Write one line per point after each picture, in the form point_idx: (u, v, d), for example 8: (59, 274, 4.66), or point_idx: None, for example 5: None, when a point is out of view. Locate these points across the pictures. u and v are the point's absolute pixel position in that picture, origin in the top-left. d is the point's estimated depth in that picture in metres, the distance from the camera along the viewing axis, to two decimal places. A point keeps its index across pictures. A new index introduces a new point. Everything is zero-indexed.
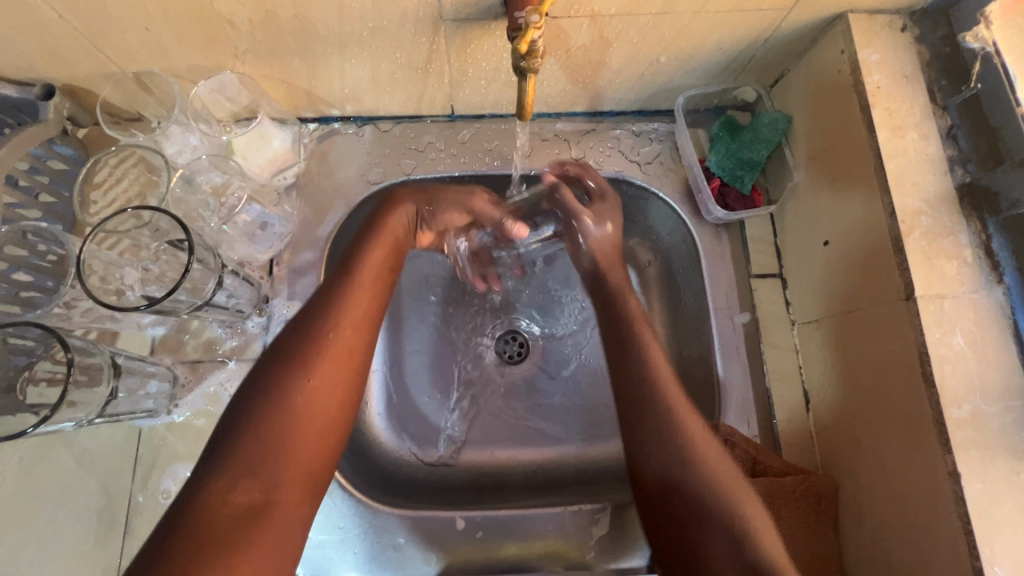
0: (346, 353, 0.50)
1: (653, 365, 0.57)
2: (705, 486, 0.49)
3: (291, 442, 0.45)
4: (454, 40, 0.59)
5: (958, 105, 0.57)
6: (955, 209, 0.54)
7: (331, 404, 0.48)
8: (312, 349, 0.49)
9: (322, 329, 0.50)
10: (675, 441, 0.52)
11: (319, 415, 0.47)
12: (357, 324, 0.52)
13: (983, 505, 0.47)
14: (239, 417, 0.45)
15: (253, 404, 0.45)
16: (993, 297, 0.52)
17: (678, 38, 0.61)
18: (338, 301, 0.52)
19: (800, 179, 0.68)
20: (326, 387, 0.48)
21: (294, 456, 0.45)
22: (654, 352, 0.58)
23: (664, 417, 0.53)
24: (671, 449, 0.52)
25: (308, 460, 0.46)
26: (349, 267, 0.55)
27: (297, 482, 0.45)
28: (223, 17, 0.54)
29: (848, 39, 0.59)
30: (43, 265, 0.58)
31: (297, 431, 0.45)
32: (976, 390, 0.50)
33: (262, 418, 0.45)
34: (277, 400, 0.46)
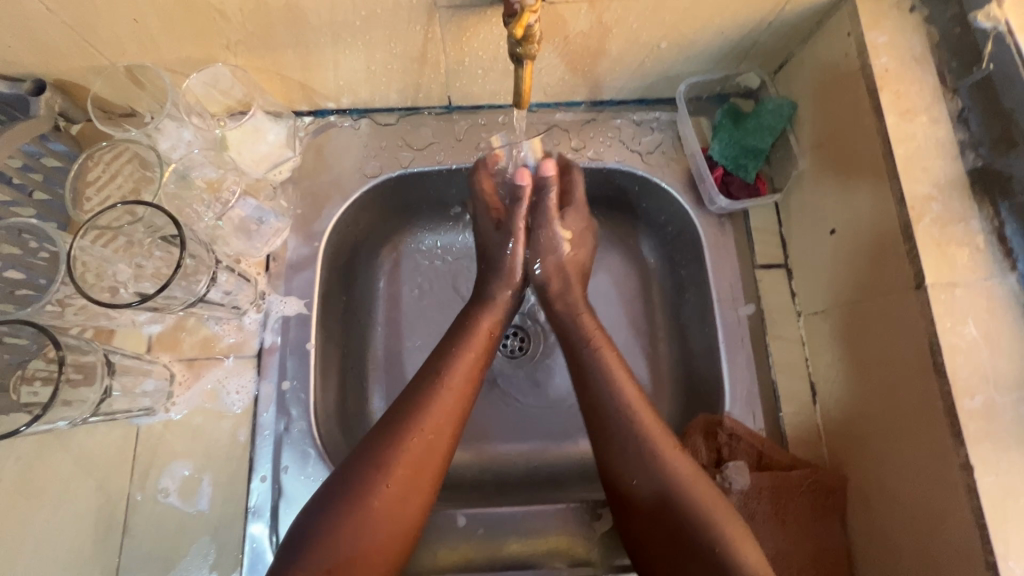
0: (441, 435, 0.53)
1: (627, 403, 0.57)
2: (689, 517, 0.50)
3: (383, 518, 0.49)
4: (450, 28, 0.57)
5: (969, 87, 0.55)
6: (966, 195, 0.53)
7: (413, 496, 0.51)
8: (417, 427, 0.52)
9: (427, 409, 0.54)
10: (658, 479, 0.52)
11: (413, 494, 0.51)
12: (451, 402, 0.55)
13: (997, 499, 0.46)
14: (337, 494, 0.49)
15: (355, 483, 0.49)
16: (1006, 285, 0.50)
17: (679, 23, 0.59)
18: (434, 398, 0.55)
19: (806, 167, 0.66)
20: (423, 468, 0.52)
21: (385, 528, 0.49)
22: (631, 400, 0.57)
23: (640, 448, 0.54)
24: (652, 485, 0.52)
25: (395, 528, 0.50)
26: (441, 366, 0.57)
27: (385, 552, 0.49)
28: (211, 6, 0.52)
29: (855, 21, 0.58)
30: (36, 263, 0.57)
31: (387, 505, 0.49)
32: (989, 381, 0.48)
33: (358, 496, 0.49)
34: (376, 478, 0.49)
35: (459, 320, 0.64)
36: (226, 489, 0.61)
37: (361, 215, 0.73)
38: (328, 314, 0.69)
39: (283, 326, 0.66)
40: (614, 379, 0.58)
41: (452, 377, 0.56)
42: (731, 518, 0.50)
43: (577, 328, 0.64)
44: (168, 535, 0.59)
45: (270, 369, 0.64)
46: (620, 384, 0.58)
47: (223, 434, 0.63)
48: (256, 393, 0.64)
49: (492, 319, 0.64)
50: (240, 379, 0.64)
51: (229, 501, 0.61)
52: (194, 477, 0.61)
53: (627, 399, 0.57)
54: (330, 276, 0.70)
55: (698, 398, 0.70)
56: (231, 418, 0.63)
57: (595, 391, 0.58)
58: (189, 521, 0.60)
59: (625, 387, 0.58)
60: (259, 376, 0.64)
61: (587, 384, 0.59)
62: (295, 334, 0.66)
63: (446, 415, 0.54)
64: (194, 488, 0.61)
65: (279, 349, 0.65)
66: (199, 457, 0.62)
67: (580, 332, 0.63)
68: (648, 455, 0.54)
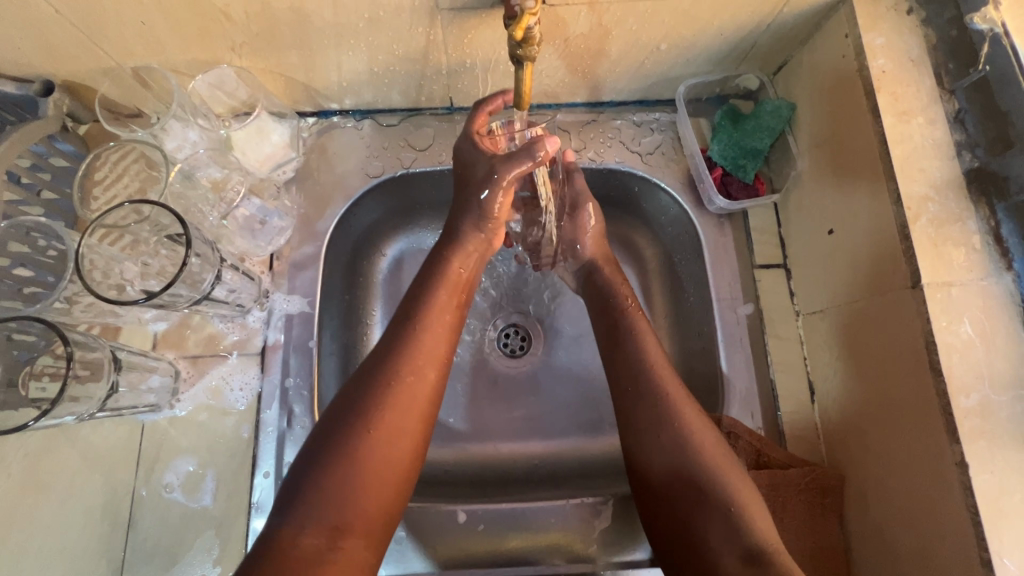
0: (421, 385, 0.52)
1: (653, 373, 0.57)
2: (704, 482, 0.50)
3: (369, 471, 0.47)
4: (452, 30, 0.58)
5: (965, 88, 0.56)
6: (962, 195, 0.53)
7: (401, 445, 0.49)
8: (399, 375, 0.51)
9: (406, 357, 0.52)
10: (675, 442, 0.53)
11: (396, 443, 0.49)
12: (428, 351, 0.54)
13: (993, 496, 0.46)
14: (319, 445, 0.48)
15: (337, 434, 0.48)
16: (1002, 284, 0.51)
17: (679, 25, 0.60)
18: (413, 344, 0.54)
19: (803, 168, 0.67)
20: (404, 419, 0.50)
21: (376, 482, 0.47)
22: (656, 364, 0.58)
23: (666, 419, 0.54)
24: (671, 450, 0.52)
25: (384, 484, 0.48)
26: (413, 307, 0.56)
27: (376, 508, 0.47)
28: (218, 9, 0.53)
29: (852, 23, 0.58)
30: (45, 261, 0.59)
31: (375, 457, 0.48)
32: (985, 379, 0.49)
33: (340, 446, 0.47)
34: (355, 427, 0.48)
35: (425, 265, 0.61)
36: (231, 485, 0.62)
37: (363, 214, 0.74)
38: (330, 312, 0.70)
39: (287, 324, 0.67)
40: (642, 347, 0.59)
41: (425, 321, 0.55)
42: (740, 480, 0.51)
43: (615, 295, 0.65)
44: (172, 530, 0.60)
45: (274, 365, 0.65)
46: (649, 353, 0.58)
47: (227, 430, 0.63)
48: (260, 390, 0.64)
49: (465, 263, 0.61)
50: (243, 376, 0.65)
51: (233, 497, 0.61)
52: (199, 472, 0.62)
53: (654, 367, 0.57)
54: (332, 274, 0.71)
55: (697, 397, 0.71)
56: (235, 414, 0.64)
57: (624, 358, 0.59)
58: (193, 516, 0.61)
59: (657, 359, 0.58)
60: (263, 372, 0.65)
61: (619, 352, 0.60)
62: (298, 332, 0.66)
63: (420, 359, 0.53)
64: (198, 483, 0.62)
65: (283, 347, 0.66)
66: (204, 453, 0.63)
67: (618, 297, 0.64)
68: (660, 427, 0.54)
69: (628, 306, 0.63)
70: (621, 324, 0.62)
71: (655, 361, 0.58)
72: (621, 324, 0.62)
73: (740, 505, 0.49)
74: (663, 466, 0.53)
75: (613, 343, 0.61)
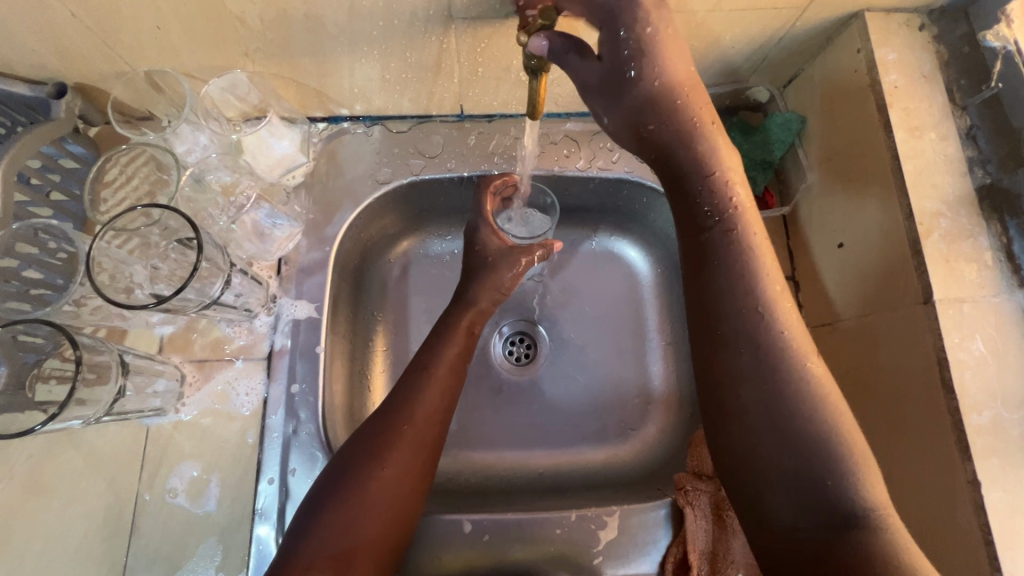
0: (427, 426, 0.55)
1: (754, 308, 0.48)
2: (810, 446, 0.45)
3: (374, 507, 0.51)
4: (465, 39, 0.58)
5: (977, 105, 0.56)
6: (974, 212, 0.53)
7: (405, 482, 0.52)
8: (406, 416, 0.55)
9: (415, 402, 0.56)
10: (779, 388, 0.46)
11: (402, 481, 0.52)
12: (439, 394, 0.57)
13: (1004, 514, 0.46)
14: (331, 483, 0.52)
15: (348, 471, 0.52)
16: (1013, 301, 0.51)
17: (691, 37, 0.60)
18: (422, 387, 0.57)
19: (813, 181, 0.67)
20: (410, 458, 0.53)
21: (381, 516, 0.51)
22: (769, 303, 0.48)
23: (776, 362, 0.46)
24: (765, 398, 0.46)
25: (387, 517, 0.51)
26: (427, 355, 0.60)
27: (380, 537, 0.51)
28: (234, 15, 0.53)
29: (865, 38, 0.58)
30: (54, 263, 0.58)
31: (380, 495, 0.51)
32: (996, 397, 0.49)
33: (351, 483, 0.51)
34: (365, 466, 0.52)
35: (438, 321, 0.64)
36: (235, 491, 0.61)
37: (371, 220, 0.73)
38: (337, 318, 0.70)
39: (293, 329, 0.66)
40: (747, 265, 0.49)
41: (436, 369, 0.58)
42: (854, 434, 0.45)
43: (710, 198, 0.51)
44: (175, 536, 0.60)
45: (280, 371, 0.65)
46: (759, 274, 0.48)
47: (232, 435, 0.63)
48: (265, 395, 0.64)
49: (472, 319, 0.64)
50: (249, 381, 0.65)
51: (237, 502, 0.61)
52: (203, 478, 0.61)
53: (765, 297, 0.48)
54: (340, 279, 0.71)
55: None
56: (240, 420, 0.63)
57: (719, 285, 0.49)
58: (196, 522, 0.60)
59: (768, 289, 0.48)
60: (268, 378, 0.65)
61: (716, 264, 0.49)
62: (305, 337, 0.66)
63: (430, 406, 0.56)
64: (202, 489, 0.61)
65: (289, 352, 0.65)
66: (208, 458, 0.62)
67: (713, 204, 0.50)
68: (770, 371, 0.46)
69: (725, 215, 0.50)
70: (723, 235, 0.50)
71: (767, 289, 0.48)
72: (717, 237, 0.50)
73: (846, 479, 0.44)
74: (761, 426, 0.46)
75: (704, 263, 0.50)
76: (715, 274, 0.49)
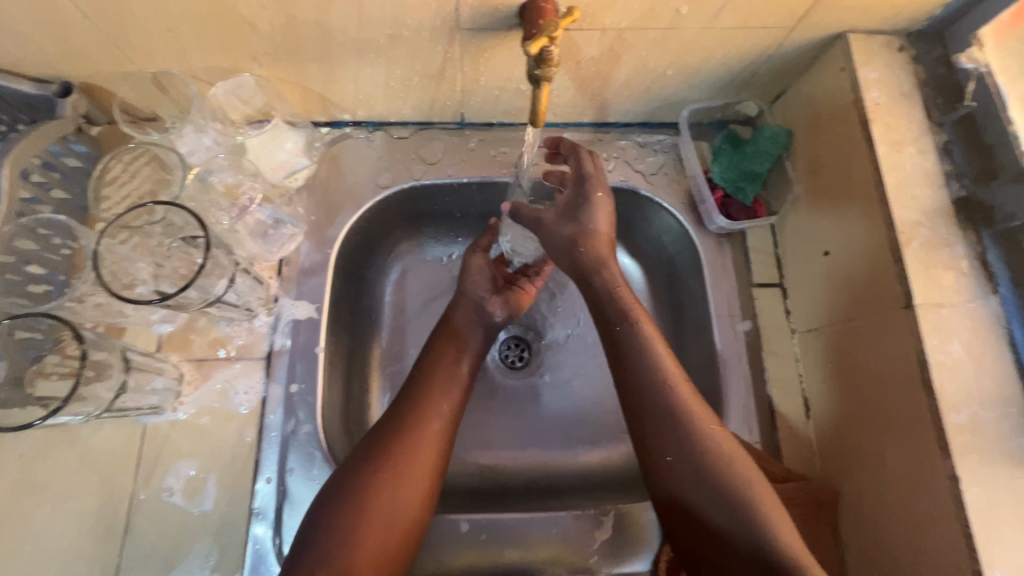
0: (430, 435, 0.57)
1: (648, 344, 0.58)
2: (683, 438, 0.53)
3: (383, 507, 0.51)
4: (469, 49, 0.60)
5: (953, 122, 0.60)
6: (951, 222, 0.56)
7: (413, 481, 0.54)
8: (417, 419, 0.57)
9: (413, 419, 0.57)
10: (736, 502, 0.49)
11: (409, 481, 0.54)
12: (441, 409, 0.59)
13: (982, 509, 0.48)
14: (317, 525, 0.50)
15: (333, 505, 0.51)
16: (988, 306, 0.54)
17: (685, 53, 0.63)
18: (424, 397, 0.59)
19: (800, 192, 0.70)
20: (416, 461, 0.55)
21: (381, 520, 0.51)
22: (648, 336, 0.59)
23: (723, 485, 0.50)
24: (656, 427, 0.54)
25: (386, 541, 0.51)
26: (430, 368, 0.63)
27: (387, 531, 0.51)
28: (245, 20, 0.55)
29: (848, 57, 0.62)
30: (55, 259, 0.60)
31: (372, 530, 0.50)
32: (973, 397, 0.51)
33: (357, 489, 0.52)
34: (379, 474, 0.53)
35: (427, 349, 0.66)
36: (232, 490, 0.61)
37: (372, 223, 0.75)
38: (336, 318, 0.71)
39: (294, 329, 0.67)
40: (677, 414, 0.54)
41: (442, 376, 0.62)
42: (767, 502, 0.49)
43: (616, 302, 0.61)
44: (170, 534, 0.60)
45: (279, 370, 0.65)
46: (702, 436, 0.53)
47: (229, 435, 0.63)
48: (264, 395, 0.64)
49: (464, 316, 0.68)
50: (249, 380, 0.65)
51: (233, 502, 0.61)
52: (199, 477, 0.61)
53: (700, 444, 0.52)
54: (340, 282, 0.72)
55: None
56: (238, 419, 0.64)
57: (634, 370, 0.57)
58: (193, 521, 0.60)
59: (719, 442, 0.52)
60: (267, 377, 0.65)
61: (664, 444, 0.54)
62: (305, 338, 0.67)
63: (439, 415, 0.58)
64: (199, 488, 0.61)
65: (288, 352, 0.66)
66: (205, 458, 0.62)
67: (617, 306, 0.61)
68: (700, 473, 0.51)
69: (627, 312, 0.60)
70: (668, 421, 0.54)
71: (706, 439, 0.52)
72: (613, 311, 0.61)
73: (734, 487, 0.50)
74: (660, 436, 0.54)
75: (618, 355, 0.59)
76: (623, 345, 0.59)
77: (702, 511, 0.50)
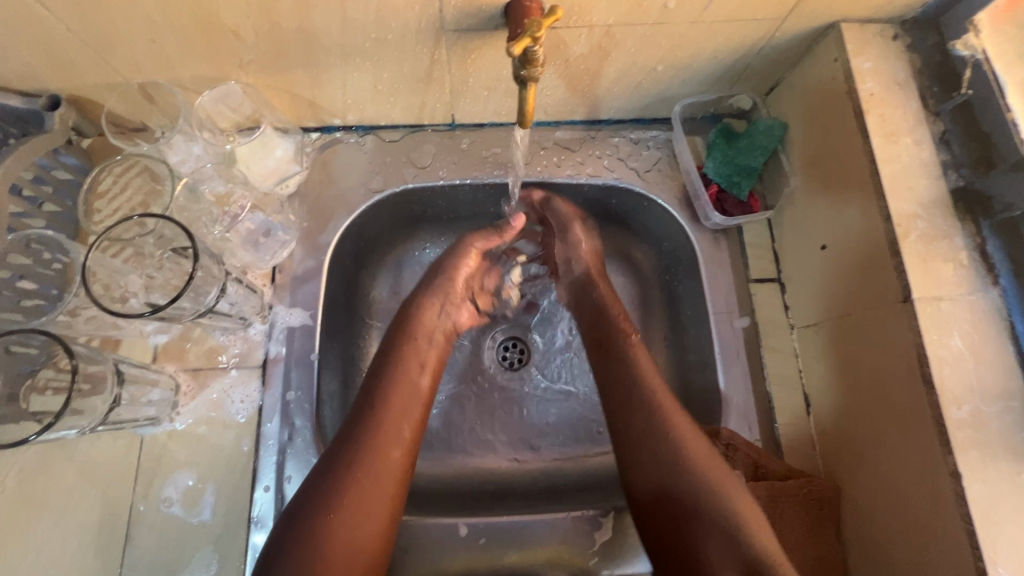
0: (398, 422, 0.54)
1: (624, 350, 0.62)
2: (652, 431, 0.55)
3: (355, 496, 0.49)
4: (455, 50, 0.60)
5: (950, 111, 0.58)
6: (949, 213, 0.55)
7: (385, 472, 0.51)
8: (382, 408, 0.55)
9: (377, 414, 0.54)
10: (705, 496, 0.50)
11: (381, 471, 0.51)
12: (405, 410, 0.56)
13: (985, 505, 0.48)
14: (280, 541, 0.46)
15: (299, 523, 0.47)
16: (988, 298, 0.53)
17: (675, 47, 0.62)
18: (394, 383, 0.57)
19: (796, 185, 0.69)
20: (387, 453, 0.52)
21: (354, 514, 0.48)
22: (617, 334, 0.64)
23: (697, 484, 0.51)
24: (636, 425, 0.56)
25: (355, 551, 0.47)
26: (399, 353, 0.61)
27: (362, 530, 0.48)
28: (228, 28, 0.54)
29: (841, 47, 0.61)
30: (48, 273, 0.59)
31: (342, 540, 0.47)
32: (974, 391, 0.50)
33: (326, 481, 0.49)
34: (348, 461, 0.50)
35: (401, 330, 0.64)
36: (231, 499, 0.61)
37: (365, 228, 0.74)
38: (331, 325, 0.70)
39: (288, 337, 0.67)
40: (679, 461, 0.53)
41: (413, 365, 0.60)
42: (738, 496, 0.51)
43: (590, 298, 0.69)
44: (170, 545, 0.60)
45: (275, 379, 0.65)
46: (698, 482, 0.51)
47: (226, 444, 0.63)
48: (261, 403, 0.64)
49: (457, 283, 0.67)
50: (245, 389, 0.65)
51: (233, 510, 0.61)
52: (198, 486, 0.61)
53: (679, 443, 0.54)
54: (333, 287, 0.71)
55: (696, 410, 0.71)
56: (235, 428, 0.64)
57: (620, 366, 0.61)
58: (192, 531, 0.60)
59: (682, 436, 0.54)
60: (263, 385, 0.65)
61: (635, 444, 0.55)
62: (300, 345, 0.67)
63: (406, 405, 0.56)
64: (197, 497, 0.61)
65: (284, 360, 0.66)
66: (203, 467, 0.62)
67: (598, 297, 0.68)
68: (676, 473, 0.52)
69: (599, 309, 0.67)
70: (640, 420, 0.56)
71: (681, 441, 0.54)
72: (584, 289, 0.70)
73: (704, 484, 0.51)
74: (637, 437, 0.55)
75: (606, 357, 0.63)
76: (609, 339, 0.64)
77: (683, 496, 0.51)
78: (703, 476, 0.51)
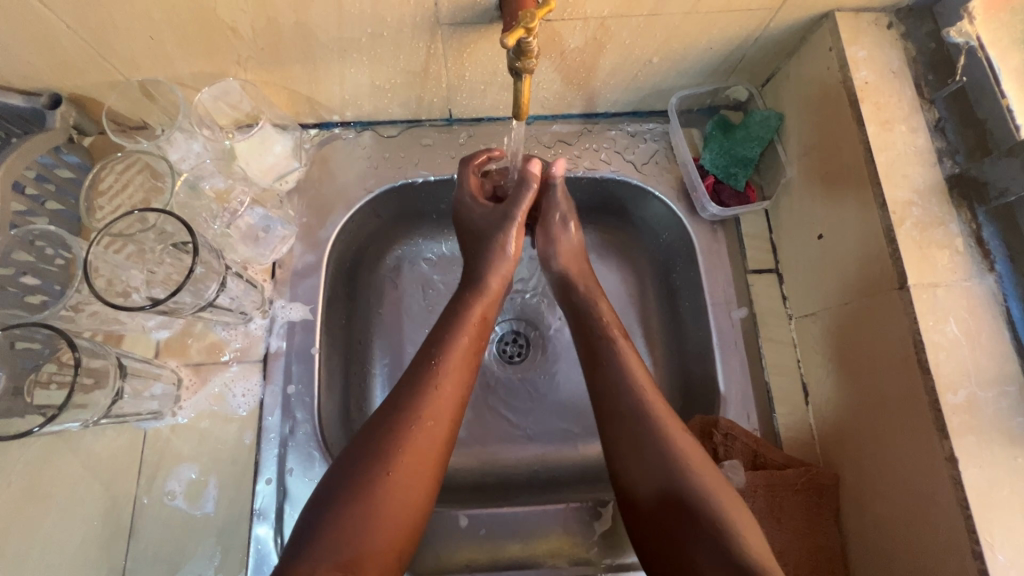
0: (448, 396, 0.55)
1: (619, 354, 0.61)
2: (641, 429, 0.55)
3: (401, 468, 0.51)
4: (451, 45, 0.60)
5: (944, 98, 0.58)
6: (945, 200, 0.55)
7: (432, 444, 0.53)
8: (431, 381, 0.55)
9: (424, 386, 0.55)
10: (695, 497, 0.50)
11: (427, 443, 0.53)
12: (451, 381, 0.56)
13: (982, 489, 0.48)
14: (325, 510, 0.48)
15: (346, 488, 0.49)
16: (984, 284, 0.53)
17: (669, 39, 0.62)
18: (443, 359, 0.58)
19: (793, 175, 0.69)
20: (434, 427, 0.53)
21: (401, 485, 0.50)
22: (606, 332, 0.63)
23: (689, 487, 0.51)
24: (631, 428, 0.55)
25: (399, 521, 0.50)
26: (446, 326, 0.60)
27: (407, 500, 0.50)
28: (226, 25, 0.55)
29: (835, 37, 0.61)
30: (51, 270, 0.61)
31: (387, 512, 0.49)
32: (971, 376, 0.50)
33: (375, 453, 0.51)
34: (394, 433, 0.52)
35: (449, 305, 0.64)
36: (233, 492, 0.62)
37: (364, 223, 0.75)
38: (332, 319, 0.71)
39: (289, 331, 0.67)
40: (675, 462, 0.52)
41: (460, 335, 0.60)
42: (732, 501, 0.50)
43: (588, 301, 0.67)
44: (173, 537, 0.60)
45: (276, 373, 0.66)
46: (694, 483, 0.51)
47: (228, 437, 0.64)
48: (262, 397, 0.65)
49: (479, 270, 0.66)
50: (246, 383, 0.65)
51: (235, 503, 0.62)
52: (201, 480, 0.62)
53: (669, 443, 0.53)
54: (333, 282, 0.72)
55: (695, 401, 0.72)
56: (237, 422, 0.64)
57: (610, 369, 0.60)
58: (195, 524, 0.61)
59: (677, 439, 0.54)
60: (264, 379, 0.66)
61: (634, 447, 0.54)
62: (300, 339, 0.67)
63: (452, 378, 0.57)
64: (200, 491, 0.62)
65: (285, 354, 0.67)
66: (205, 461, 0.63)
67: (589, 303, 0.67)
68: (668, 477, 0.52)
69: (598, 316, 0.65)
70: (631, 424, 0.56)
71: (678, 443, 0.54)
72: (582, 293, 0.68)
73: (698, 488, 0.51)
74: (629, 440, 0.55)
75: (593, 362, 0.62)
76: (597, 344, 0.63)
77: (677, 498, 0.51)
78: (696, 480, 0.51)
